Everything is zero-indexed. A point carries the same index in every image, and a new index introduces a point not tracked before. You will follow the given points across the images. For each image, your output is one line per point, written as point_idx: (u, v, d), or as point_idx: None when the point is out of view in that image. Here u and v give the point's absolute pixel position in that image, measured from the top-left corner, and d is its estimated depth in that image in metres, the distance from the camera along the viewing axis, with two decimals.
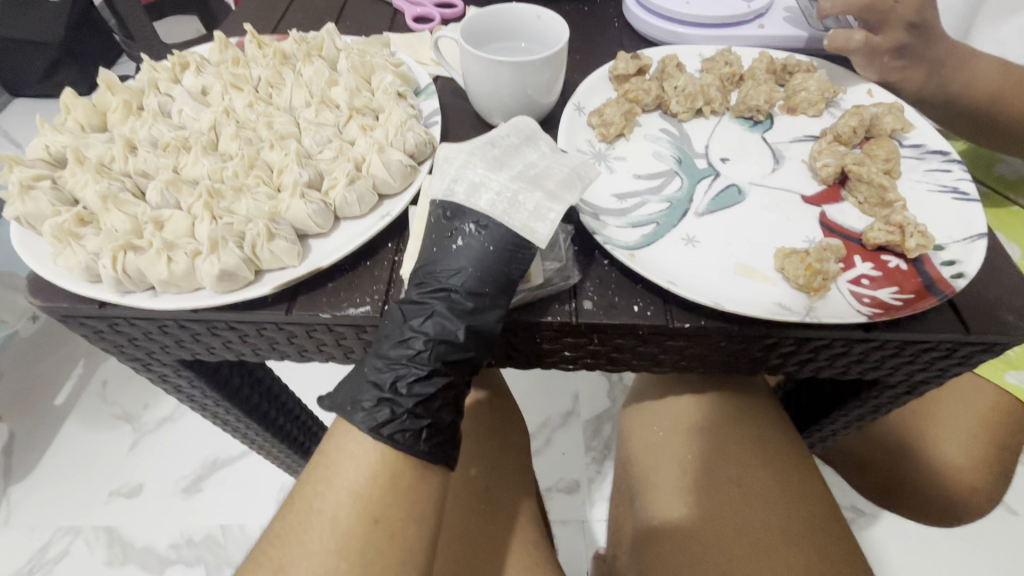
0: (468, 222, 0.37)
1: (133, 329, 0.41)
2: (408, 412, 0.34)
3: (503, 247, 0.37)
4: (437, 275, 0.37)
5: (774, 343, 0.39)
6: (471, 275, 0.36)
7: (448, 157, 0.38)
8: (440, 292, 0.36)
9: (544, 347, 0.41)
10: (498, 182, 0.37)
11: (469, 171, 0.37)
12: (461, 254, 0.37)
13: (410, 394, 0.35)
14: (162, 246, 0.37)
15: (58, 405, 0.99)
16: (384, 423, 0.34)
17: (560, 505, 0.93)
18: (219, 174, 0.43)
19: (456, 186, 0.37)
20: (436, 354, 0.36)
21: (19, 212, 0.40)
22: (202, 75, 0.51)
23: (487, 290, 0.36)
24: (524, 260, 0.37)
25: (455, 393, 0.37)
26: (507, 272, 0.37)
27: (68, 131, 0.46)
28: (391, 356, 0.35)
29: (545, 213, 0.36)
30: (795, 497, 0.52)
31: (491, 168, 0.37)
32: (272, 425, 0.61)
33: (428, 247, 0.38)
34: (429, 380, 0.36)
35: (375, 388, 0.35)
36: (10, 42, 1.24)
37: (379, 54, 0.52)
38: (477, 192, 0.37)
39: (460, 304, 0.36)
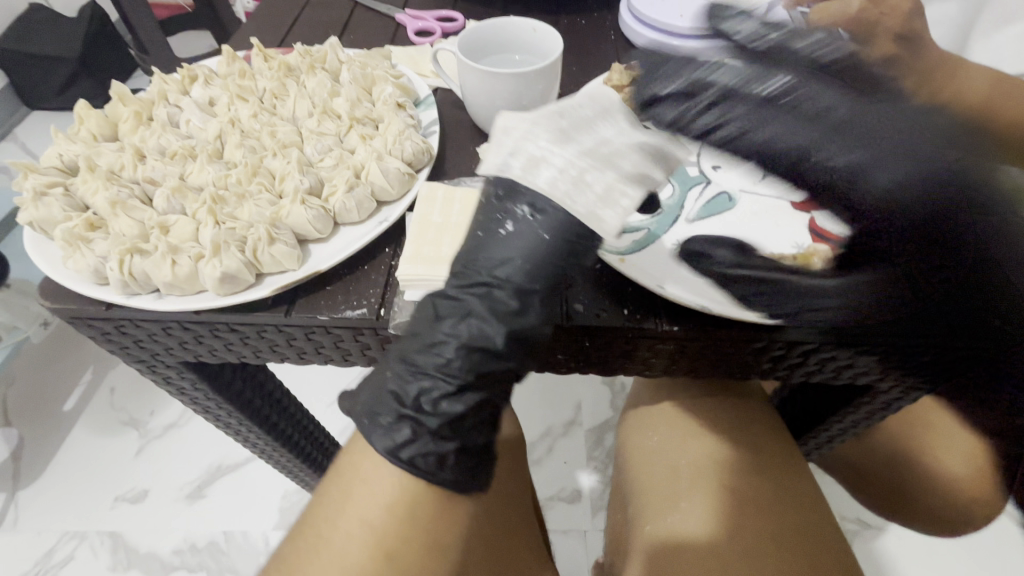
0: (522, 204, 0.34)
1: (139, 331, 0.42)
2: (430, 434, 0.33)
3: (560, 237, 0.34)
4: (480, 265, 0.35)
5: (765, 347, 0.41)
6: (520, 268, 0.34)
7: (509, 127, 0.36)
8: (481, 286, 0.34)
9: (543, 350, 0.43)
10: (561, 157, 0.34)
11: (529, 144, 0.35)
12: (513, 241, 0.34)
13: (436, 412, 0.33)
14: (166, 250, 0.38)
15: (66, 410, 1.01)
16: (403, 445, 0.33)
17: (562, 515, 0.93)
18: (223, 181, 0.44)
19: (513, 159, 0.34)
20: (470, 364, 0.34)
21: (33, 217, 0.42)
22: (209, 87, 0.53)
23: (535, 288, 0.34)
24: (579, 254, 0.35)
25: (488, 411, 0.36)
26: (560, 267, 0.34)
27: (81, 141, 0.48)
28: (421, 365, 0.34)
29: (616, 199, 0.34)
30: (786, 503, 0.53)
31: (556, 141, 0.35)
32: (274, 429, 0.63)
33: (473, 233, 0.36)
34: (459, 397, 0.34)
35: (396, 403, 0.34)
36: (30, 57, 1.28)
37: (380, 67, 0.54)
38: (537, 166, 0.34)
39: (506, 300, 0.34)
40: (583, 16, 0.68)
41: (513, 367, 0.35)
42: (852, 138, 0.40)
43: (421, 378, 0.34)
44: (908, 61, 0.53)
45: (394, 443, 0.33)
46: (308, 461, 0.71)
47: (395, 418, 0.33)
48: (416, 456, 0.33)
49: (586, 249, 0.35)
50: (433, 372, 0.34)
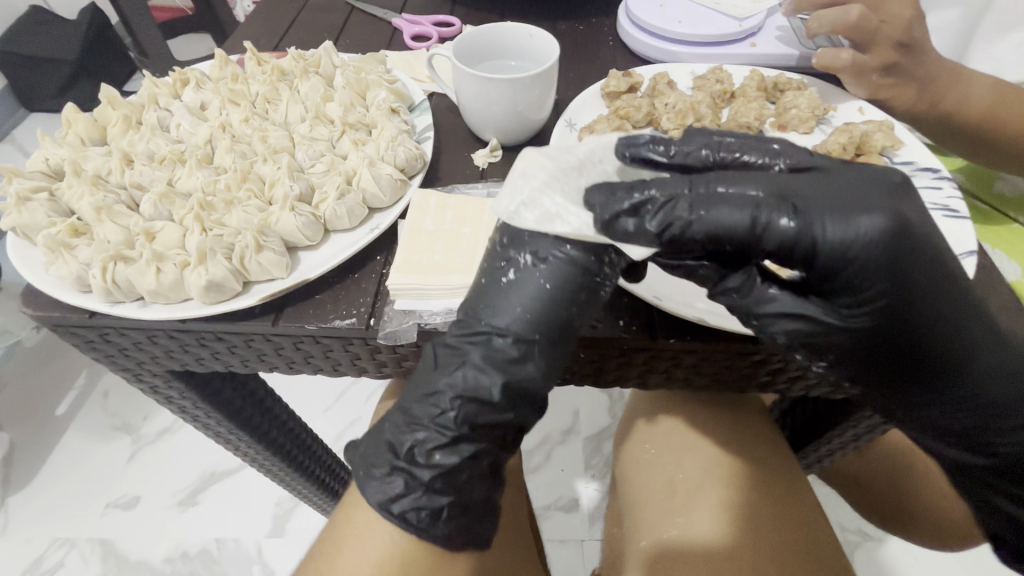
0: (525, 251, 0.34)
1: (124, 339, 0.41)
2: (423, 487, 0.35)
3: (563, 286, 0.34)
4: (481, 314, 0.35)
5: (763, 359, 0.39)
6: (522, 319, 0.34)
7: (527, 173, 0.34)
8: (481, 335, 0.35)
9: None
10: (580, 217, 0.33)
11: (544, 198, 0.33)
12: (515, 290, 0.34)
13: (429, 463, 0.35)
14: (151, 257, 0.37)
15: (57, 414, 0.99)
16: (395, 500, 0.35)
17: (558, 524, 0.91)
18: (212, 187, 0.43)
19: (525, 210, 0.33)
20: (464, 415, 0.35)
21: (16, 223, 0.41)
22: (201, 90, 0.52)
23: (535, 336, 0.34)
24: (582, 302, 0.34)
25: (486, 461, 0.37)
26: (562, 314, 0.34)
27: (68, 145, 0.47)
28: (418, 415, 0.36)
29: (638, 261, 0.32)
30: (785, 519, 0.52)
31: (573, 199, 0.34)
32: (265, 438, 0.62)
33: (478, 279, 0.36)
34: (453, 449, 0.35)
35: (392, 456, 0.36)
36: (28, 59, 1.28)
37: (374, 71, 0.53)
38: (551, 223, 0.33)
39: (506, 349, 0.34)
40: (581, 21, 0.67)
41: (511, 417, 0.36)
42: (823, 209, 0.31)
43: (416, 430, 0.36)
44: (908, 69, 0.52)
45: (386, 496, 0.35)
46: (301, 470, 0.70)
47: (389, 469, 0.36)
48: (407, 510, 0.35)
49: (590, 297, 0.35)
50: (428, 423, 0.35)
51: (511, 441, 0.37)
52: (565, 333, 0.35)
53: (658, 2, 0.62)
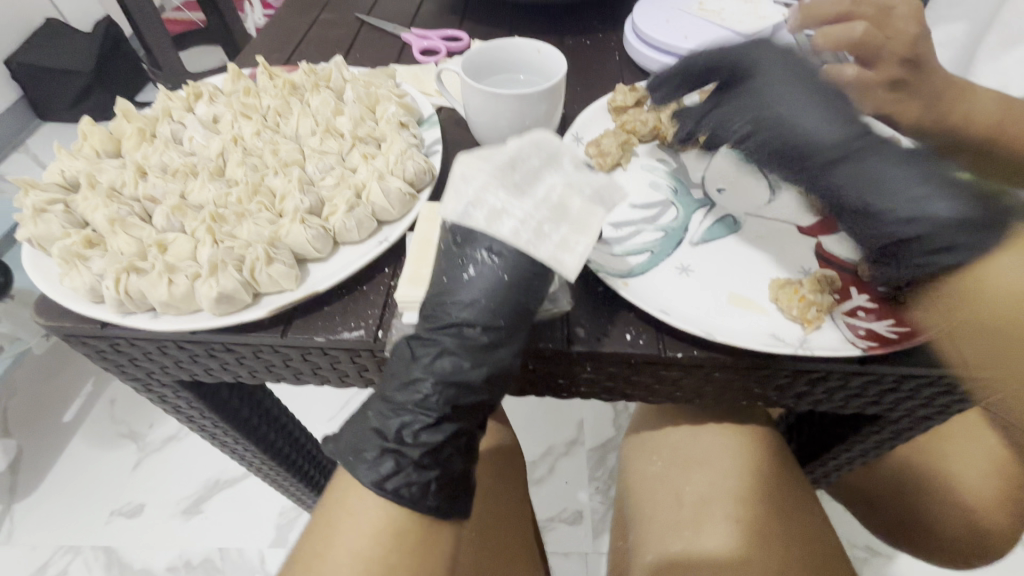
0: (480, 247, 0.36)
1: (134, 349, 0.41)
2: (412, 464, 0.36)
3: (517, 275, 0.36)
4: (449, 307, 0.37)
5: (770, 374, 0.39)
6: (484, 308, 0.36)
7: (467, 175, 0.36)
8: (453, 326, 0.37)
9: (542, 374, 0.42)
10: (522, 209, 0.35)
11: (488, 195, 0.35)
12: (475, 283, 0.36)
13: (417, 442, 0.36)
14: (163, 269, 0.38)
15: (65, 421, 1.00)
16: (387, 477, 0.35)
17: (562, 537, 0.91)
18: (223, 199, 0.44)
19: (473, 210, 0.35)
20: (446, 397, 0.37)
21: (31, 234, 0.42)
22: (214, 104, 0.53)
23: (502, 324, 0.36)
24: (538, 288, 0.37)
25: (464, 440, 0.38)
26: (522, 300, 0.36)
27: (83, 157, 0.48)
28: (401, 401, 0.37)
29: (572, 244, 0.35)
30: (796, 536, 0.51)
31: (512, 193, 0.35)
32: (271, 448, 0.62)
33: (439, 275, 0.38)
34: (437, 428, 0.37)
35: (380, 438, 0.36)
36: (45, 71, 1.31)
37: (384, 85, 0.54)
38: (499, 219, 0.35)
39: (476, 339, 0.36)
40: (588, 36, 0.68)
41: (488, 398, 0.38)
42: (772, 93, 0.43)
43: (402, 414, 0.37)
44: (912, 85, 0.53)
45: (378, 473, 0.35)
46: (306, 480, 0.70)
47: (379, 451, 0.36)
48: (399, 485, 0.35)
49: (544, 282, 0.37)
50: (412, 407, 0.36)
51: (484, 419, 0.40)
52: (527, 318, 0.37)
53: (664, 18, 0.63)
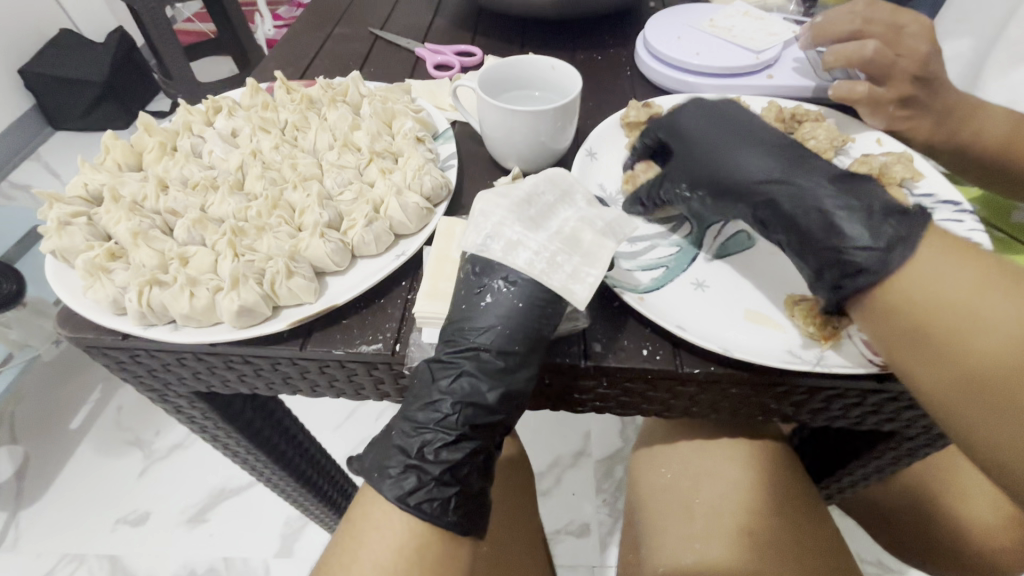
0: (496, 277, 0.38)
1: (153, 360, 0.42)
2: (433, 480, 0.36)
3: (532, 303, 0.37)
4: (465, 332, 0.38)
5: (787, 391, 0.39)
6: (501, 333, 0.37)
7: (486, 211, 0.38)
8: (469, 351, 0.37)
9: (557, 388, 0.42)
10: (536, 240, 0.37)
11: (505, 229, 0.37)
12: (491, 310, 0.37)
13: (438, 459, 0.36)
14: (185, 282, 0.38)
15: (73, 429, 1.00)
16: (411, 491, 0.36)
17: (570, 550, 0.90)
18: (243, 213, 0.45)
19: (492, 242, 0.37)
20: (465, 417, 0.37)
21: (55, 246, 0.42)
22: (232, 118, 0.54)
23: (519, 349, 0.37)
24: (553, 318, 0.37)
25: (482, 457, 0.38)
26: (537, 329, 0.37)
27: (105, 170, 0.49)
28: (420, 420, 0.37)
29: (583, 276, 0.36)
30: (808, 550, 0.51)
31: (528, 227, 0.38)
32: (282, 459, 0.62)
33: (456, 304, 0.39)
34: (455, 447, 0.37)
35: (403, 455, 0.37)
36: (58, 80, 1.32)
37: (400, 101, 0.55)
38: (514, 249, 0.37)
39: (492, 365, 0.37)
40: (599, 51, 0.69)
41: (505, 417, 0.38)
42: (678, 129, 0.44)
43: (423, 431, 0.37)
44: (924, 103, 0.53)
45: (402, 490, 0.36)
46: (315, 491, 0.70)
47: (401, 468, 0.37)
48: (422, 501, 0.36)
49: (561, 311, 0.38)
50: (433, 426, 0.37)
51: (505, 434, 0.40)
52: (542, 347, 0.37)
53: (676, 35, 0.63)
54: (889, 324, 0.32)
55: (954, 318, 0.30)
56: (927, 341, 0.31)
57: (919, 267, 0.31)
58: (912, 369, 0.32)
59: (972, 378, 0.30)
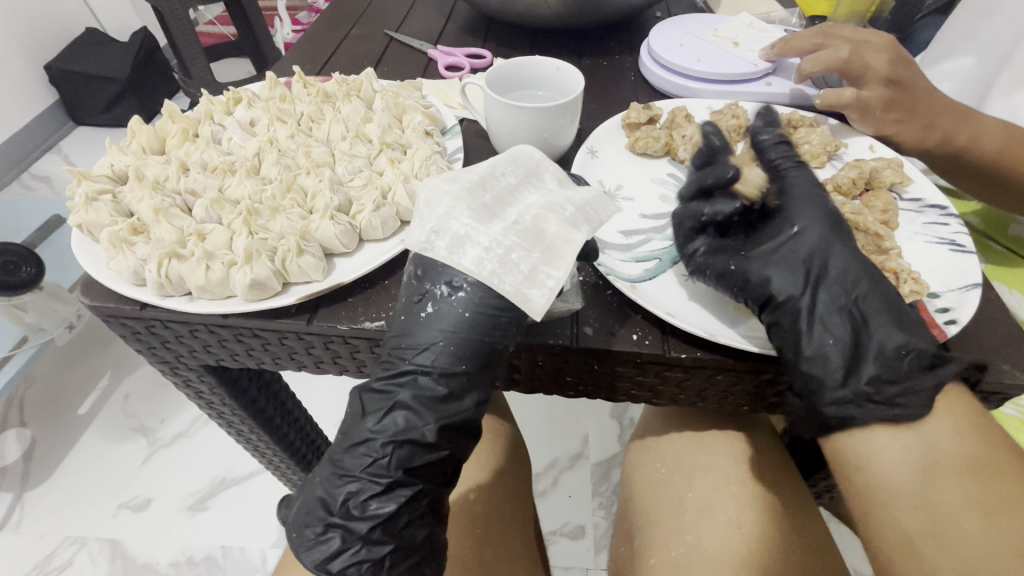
0: (440, 283, 0.38)
1: (166, 331, 0.44)
2: (361, 541, 0.37)
3: (478, 312, 0.38)
4: (404, 351, 0.38)
5: (770, 380, 0.41)
6: (444, 352, 0.38)
7: (432, 202, 0.38)
8: (406, 375, 0.38)
9: (547, 374, 0.44)
10: (486, 236, 0.37)
11: (452, 222, 0.37)
12: (435, 323, 0.38)
13: (365, 515, 0.37)
14: (202, 255, 0.41)
15: (80, 414, 1.03)
16: (334, 558, 0.37)
17: (563, 551, 0.91)
18: (259, 196, 0.47)
19: (437, 238, 0.37)
20: (398, 460, 0.37)
21: (82, 220, 0.45)
22: (252, 108, 0.56)
23: (460, 367, 0.38)
24: (502, 326, 0.38)
25: (426, 502, 0.39)
26: (482, 341, 0.38)
27: (132, 152, 0.52)
28: (350, 468, 0.38)
29: (541, 278, 0.36)
30: (797, 547, 0.51)
31: (478, 219, 0.37)
32: (284, 440, 0.64)
33: (402, 315, 0.39)
34: (389, 496, 0.37)
35: (327, 514, 0.38)
36: (82, 76, 1.37)
37: (411, 97, 0.57)
38: (461, 246, 0.36)
39: (432, 386, 0.37)
40: (605, 58, 0.71)
41: (446, 454, 0.39)
42: (789, 193, 0.43)
43: (349, 482, 0.38)
44: (905, 105, 0.55)
45: (324, 555, 0.37)
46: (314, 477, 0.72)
47: (323, 528, 0.38)
48: (347, 566, 0.37)
49: (507, 321, 0.38)
50: (361, 474, 0.37)
51: (446, 477, 0.40)
52: (489, 359, 0.38)
53: (679, 42, 0.66)
54: (900, 442, 0.36)
55: (959, 463, 0.35)
56: (935, 472, 0.35)
57: (945, 420, 0.36)
58: (889, 475, 0.36)
59: (941, 515, 0.35)
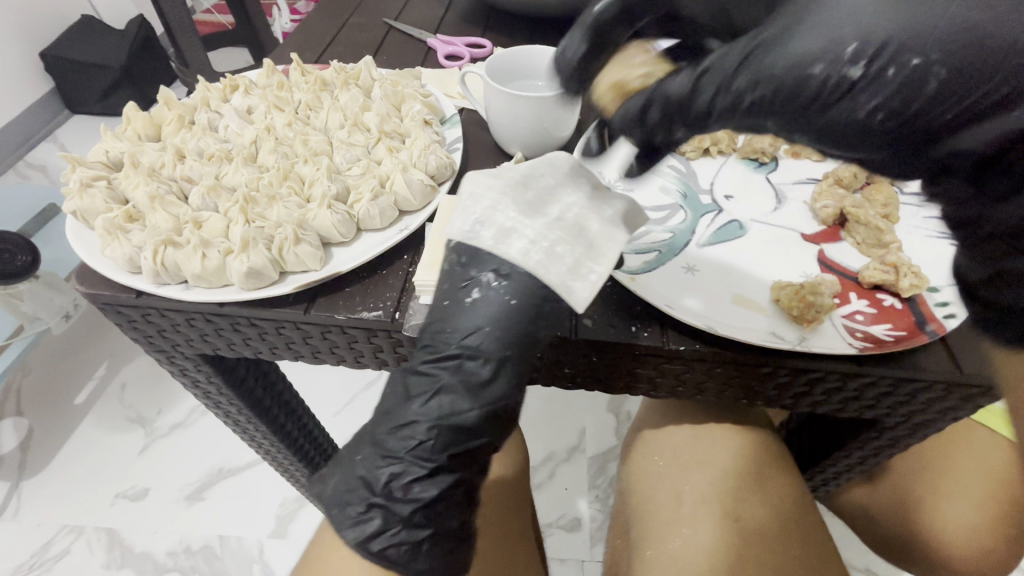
0: (486, 269, 0.36)
1: (162, 320, 0.44)
2: (401, 523, 0.37)
3: (525, 299, 0.36)
4: (448, 337, 0.36)
5: (769, 373, 0.41)
6: (490, 337, 0.35)
7: (476, 194, 0.38)
8: (452, 359, 0.36)
9: (568, 364, 0.44)
10: (532, 228, 0.37)
11: (497, 214, 0.37)
12: (480, 308, 0.36)
13: (407, 498, 0.37)
14: (198, 243, 0.40)
15: (77, 403, 1.02)
16: (372, 539, 0.37)
17: (560, 543, 0.91)
18: (255, 183, 0.47)
19: (482, 227, 0.37)
20: (442, 444, 0.36)
21: (77, 207, 0.45)
22: (249, 96, 0.56)
23: (505, 353, 0.36)
24: (546, 315, 0.36)
25: (464, 486, 0.39)
26: (526, 328, 0.36)
27: (127, 139, 0.51)
28: (393, 449, 0.37)
29: (585, 273, 0.36)
30: (791, 537, 0.52)
31: (524, 212, 0.37)
32: (281, 431, 0.63)
33: (439, 301, 0.38)
34: (431, 481, 0.37)
35: (368, 493, 0.37)
36: (76, 64, 1.35)
37: (410, 85, 0.57)
38: (507, 237, 0.36)
39: (477, 371, 0.35)
40: None
41: (487, 442, 0.37)
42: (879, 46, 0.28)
43: (392, 463, 0.36)
44: None
45: (365, 534, 0.37)
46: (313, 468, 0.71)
47: (365, 507, 0.37)
48: (387, 547, 0.37)
49: (552, 309, 0.37)
50: (405, 456, 0.36)
51: (483, 465, 0.40)
52: (533, 349, 0.37)
53: None
54: None
55: None
56: None
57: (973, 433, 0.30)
58: None
59: None
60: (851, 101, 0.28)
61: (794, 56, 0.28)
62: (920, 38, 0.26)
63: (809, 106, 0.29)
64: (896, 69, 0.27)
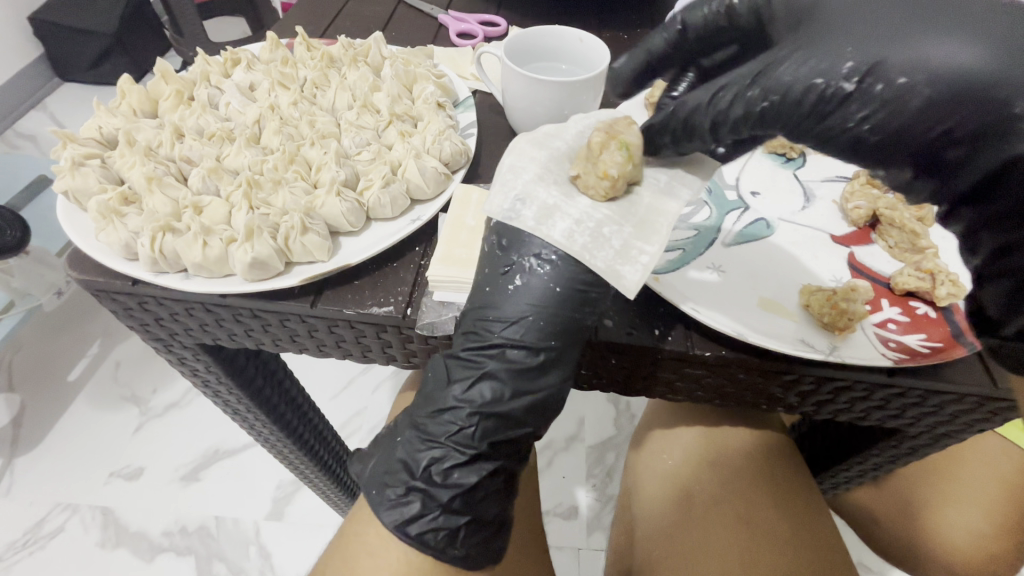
0: (528, 255, 0.35)
1: (160, 308, 0.41)
2: (441, 508, 0.36)
3: (570, 287, 0.35)
4: (489, 325, 0.36)
5: (794, 380, 0.39)
6: (530, 326, 0.35)
7: (517, 167, 0.36)
8: (495, 348, 0.35)
9: (598, 368, 0.42)
10: (576, 209, 0.35)
11: (540, 192, 0.35)
12: (521, 297, 0.35)
13: (446, 483, 0.36)
14: (199, 230, 0.38)
15: (69, 381, 1.00)
16: (412, 520, 0.36)
17: (559, 531, 0.91)
18: (259, 166, 0.44)
19: (523, 206, 0.35)
20: (483, 431, 0.36)
21: (69, 186, 0.42)
22: (251, 71, 0.53)
23: (546, 345, 0.35)
24: (591, 302, 0.35)
25: (501, 479, 0.38)
26: (569, 318, 0.35)
27: (121, 114, 0.48)
28: (434, 433, 0.36)
29: (634, 255, 0.34)
30: (806, 541, 0.51)
31: (566, 193, 0.35)
32: (283, 421, 0.61)
33: (482, 282, 0.37)
34: (471, 467, 0.36)
35: (408, 474, 0.36)
36: (67, 29, 1.29)
37: (422, 65, 0.54)
38: (551, 216, 0.35)
39: (517, 363, 0.35)
40: (624, 31, 0.68)
41: (527, 432, 0.37)
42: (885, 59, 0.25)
43: (433, 448, 0.36)
44: None
45: (404, 517, 0.36)
46: (318, 461, 0.69)
47: (405, 490, 0.36)
48: (425, 531, 0.35)
49: (594, 298, 0.35)
50: (445, 441, 0.36)
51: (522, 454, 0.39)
52: (573, 338, 0.35)
53: None
54: None
55: None
56: None
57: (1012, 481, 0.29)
58: None
59: None
60: (843, 111, 0.27)
61: (783, 86, 0.28)
62: (904, 56, 0.25)
63: (804, 123, 0.28)
64: (885, 86, 0.25)
